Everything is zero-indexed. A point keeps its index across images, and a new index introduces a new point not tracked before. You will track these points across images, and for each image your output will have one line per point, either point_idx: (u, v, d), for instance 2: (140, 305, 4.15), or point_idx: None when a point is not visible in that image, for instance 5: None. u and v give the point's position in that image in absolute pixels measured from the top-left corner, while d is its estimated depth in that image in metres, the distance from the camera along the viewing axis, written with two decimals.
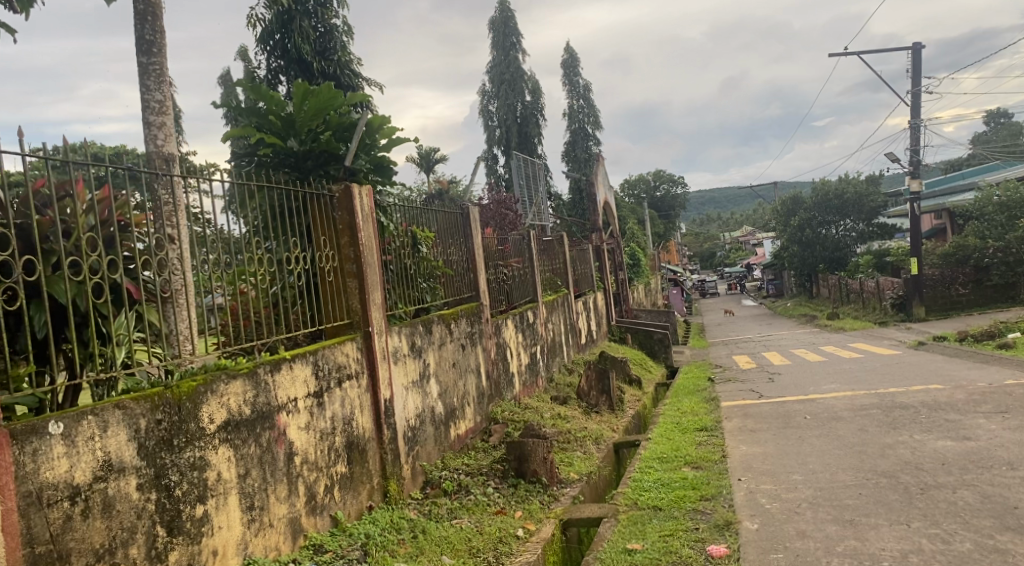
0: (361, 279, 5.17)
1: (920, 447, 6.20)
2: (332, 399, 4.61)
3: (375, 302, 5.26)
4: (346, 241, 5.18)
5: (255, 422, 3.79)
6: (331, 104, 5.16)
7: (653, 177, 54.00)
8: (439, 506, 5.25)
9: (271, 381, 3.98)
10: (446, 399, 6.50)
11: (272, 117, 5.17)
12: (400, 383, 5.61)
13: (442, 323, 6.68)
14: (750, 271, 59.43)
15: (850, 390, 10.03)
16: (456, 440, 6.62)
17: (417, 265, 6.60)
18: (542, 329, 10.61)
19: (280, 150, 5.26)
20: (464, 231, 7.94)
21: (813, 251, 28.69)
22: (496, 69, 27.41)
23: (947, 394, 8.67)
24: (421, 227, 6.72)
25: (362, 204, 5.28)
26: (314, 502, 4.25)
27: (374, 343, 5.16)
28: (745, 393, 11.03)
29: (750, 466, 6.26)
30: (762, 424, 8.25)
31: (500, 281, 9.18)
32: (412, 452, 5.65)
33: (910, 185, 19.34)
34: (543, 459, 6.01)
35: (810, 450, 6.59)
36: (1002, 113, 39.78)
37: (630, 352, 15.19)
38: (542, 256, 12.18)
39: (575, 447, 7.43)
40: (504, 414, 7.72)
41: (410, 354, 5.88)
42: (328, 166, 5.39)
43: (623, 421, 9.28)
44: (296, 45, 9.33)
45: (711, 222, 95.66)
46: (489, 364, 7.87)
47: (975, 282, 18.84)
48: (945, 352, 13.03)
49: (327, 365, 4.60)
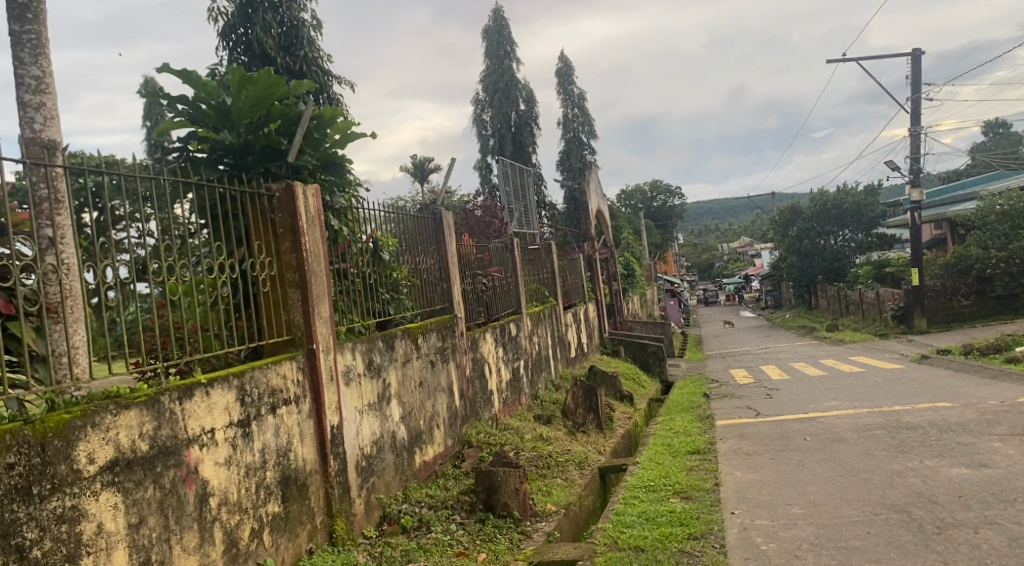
0: (304, 290, 4.60)
1: (932, 476, 5.60)
2: (265, 427, 4.04)
3: (321, 316, 4.67)
4: (288, 247, 4.61)
5: (154, 459, 3.22)
6: (273, 94, 4.62)
7: (649, 187, 53.56)
8: (393, 548, 4.64)
9: (182, 411, 3.42)
10: (410, 421, 5.89)
11: (205, 107, 4.64)
12: (353, 407, 5.02)
13: (407, 337, 6.09)
14: (748, 282, 58.87)
15: (853, 407, 9.44)
16: (422, 467, 6.01)
17: (379, 274, 6.00)
18: (526, 343, 10.01)
19: (216, 146, 4.72)
20: (436, 238, 7.34)
21: (811, 262, 28.15)
22: (490, 77, 26.92)
23: (956, 414, 8.08)
24: (385, 232, 6.12)
25: (307, 206, 4.71)
26: (235, 550, 3.66)
27: (319, 363, 4.57)
28: (742, 411, 10.42)
29: (745, 496, 5.67)
30: (759, 446, 7.65)
31: (478, 292, 8.58)
32: (367, 484, 5.06)
33: (911, 194, 18.80)
34: (515, 490, 5.42)
35: (812, 478, 5.99)
36: (1000, 122, 39.26)
37: (622, 366, 14.59)
38: (528, 266, 11.61)
39: (556, 473, 6.81)
40: (480, 437, 7.13)
41: (367, 374, 5.28)
42: (270, 162, 4.83)
43: (611, 442, 8.68)
44: (260, 40, 8.81)
45: (710, 234, 95.38)
46: (463, 382, 7.25)
47: (977, 293, 18.32)
48: (951, 367, 12.44)
49: (258, 390, 4.01)
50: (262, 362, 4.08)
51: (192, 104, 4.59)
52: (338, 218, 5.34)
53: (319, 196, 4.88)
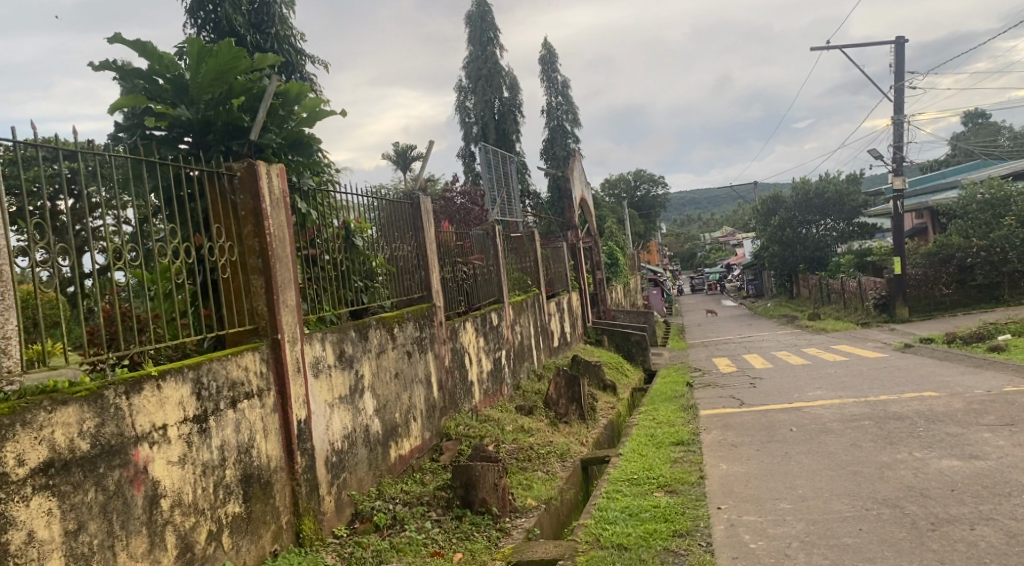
0: (268, 277, 4.31)
1: (923, 468, 5.45)
2: (225, 423, 3.78)
3: (286, 304, 4.39)
4: (251, 231, 4.32)
5: (94, 459, 2.97)
6: (235, 67, 4.33)
7: (633, 176, 53.46)
8: (364, 549, 4.40)
9: (129, 407, 3.16)
10: (384, 414, 5.64)
11: (161, 81, 4.33)
12: (322, 400, 4.75)
13: (382, 327, 5.82)
14: (730, 271, 59.02)
15: (838, 397, 9.30)
16: (397, 462, 5.77)
17: (352, 261, 5.72)
18: (508, 333, 9.76)
19: (175, 123, 4.39)
20: (414, 225, 7.05)
21: (794, 251, 28.13)
22: (473, 64, 26.54)
23: (943, 403, 7.96)
24: (358, 216, 5.84)
25: (270, 186, 4.42)
26: (190, 555, 3.41)
27: (285, 354, 4.30)
28: (726, 400, 10.27)
29: (732, 490, 5.48)
30: (744, 437, 7.48)
31: (458, 281, 8.31)
32: (338, 481, 4.81)
33: (894, 182, 18.74)
34: (494, 486, 5.20)
35: (800, 471, 5.82)
36: (980, 113, 39.47)
37: (605, 355, 14.40)
38: (510, 253, 11.35)
39: (536, 466, 6.59)
40: (458, 429, 6.90)
41: (338, 365, 5.02)
42: (231, 141, 4.51)
43: (594, 433, 8.48)
44: (229, 18, 8.47)
45: (692, 223, 95.59)
46: (441, 373, 7.01)
47: (958, 282, 18.33)
48: (934, 356, 12.38)
49: (216, 383, 3.74)
50: (222, 352, 3.82)
51: (145, 77, 4.27)
52: (306, 201, 5.06)
53: (285, 176, 4.59)
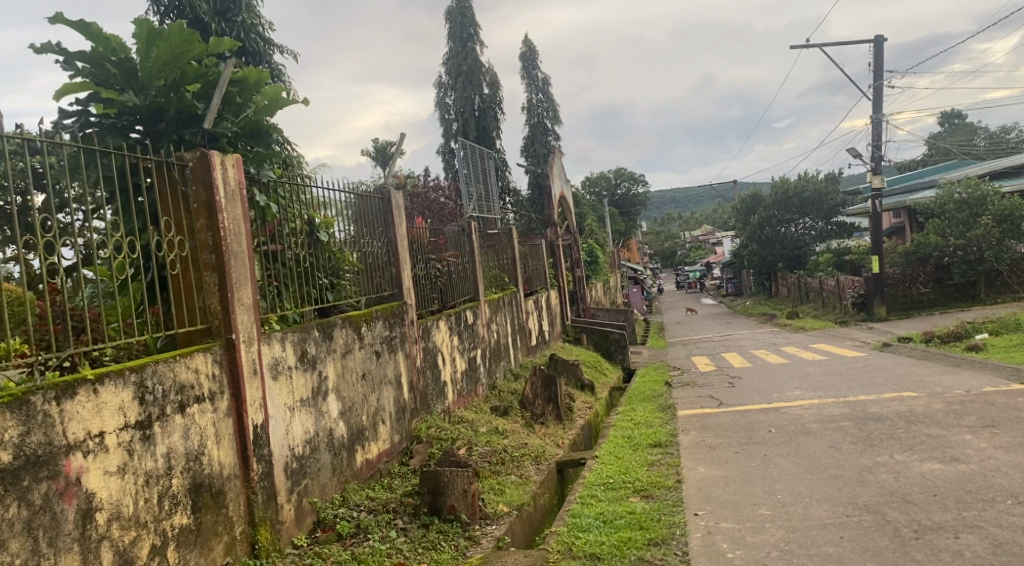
0: (222, 274, 4.05)
1: (904, 472, 5.34)
2: (172, 429, 3.51)
3: (241, 303, 4.14)
4: (203, 224, 4.05)
5: (17, 471, 2.71)
6: (188, 51, 4.06)
7: (613, 174, 53.40)
8: (324, 560, 4.17)
9: (60, 414, 2.90)
10: (349, 417, 5.40)
11: (108, 65, 4.02)
12: (281, 403, 4.51)
13: (349, 326, 5.58)
14: (709, 270, 59.21)
15: (817, 397, 9.19)
16: (364, 467, 5.54)
17: (316, 257, 5.48)
18: (483, 331, 9.55)
19: (125, 110, 4.09)
20: (384, 220, 6.81)
21: (773, 250, 28.18)
22: (452, 60, 26.26)
23: (923, 404, 7.88)
24: (324, 211, 5.61)
25: (225, 177, 4.16)
26: None
27: (240, 355, 4.05)
28: (704, 400, 10.14)
29: (709, 495, 5.32)
30: (723, 439, 7.33)
31: (431, 278, 8.09)
32: (298, 489, 4.58)
33: (872, 181, 18.74)
34: (463, 492, 4.99)
35: (779, 474, 5.67)
36: (956, 113, 39.84)
37: (583, 354, 14.23)
38: (486, 250, 11.13)
39: (510, 470, 6.40)
40: (430, 432, 6.68)
41: (299, 366, 4.77)
42: (184, 130, 4.21)
43: (570, 434, 8.30)
44: (192, 4, 8.19)
45: (672, 221, 95.92)
46: (412, 373, 6.77)
47: (936, 281, 18.39)
48: (913, 355, 12.34)
49: (162, 387, 3.48)
50: (171, 353, 3.57)
51: (90, 60, 3.94)
52: (266, 193, 4.81)
53: (241, 167, 4.34)
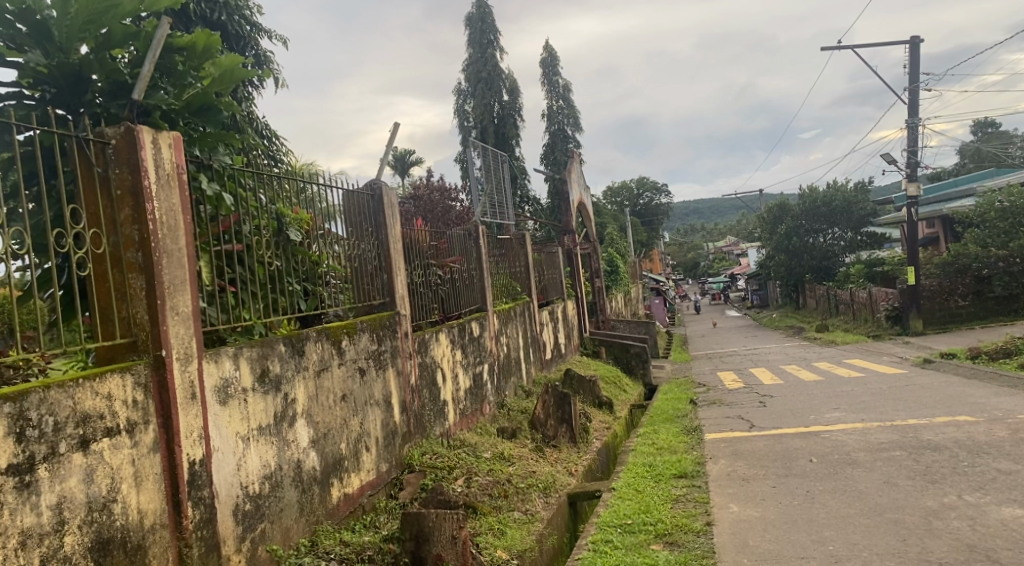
0: (151, 277, 3.31)
1: (981, 519, 4.44)
2: (67, 472, 2.79)
3: (176, 313, 3.40)
4: (128, 216, 3.31)
5: None
6: (113, 7, 3.37)
7: (635, 184, 52.60)
8: None
9: None
10: (324, 446, 4.64)
11: (14, 20, 3.32)
12: (231, 432, 3.75)
13: (326, 338, 4.83)
14: (734, 281, 57.89)
15: (860, 420, 8.26)
16: (341, 503, 4.77)
17: (288, 261, 4.72)
18: (491, 344, 8.75)
19: (42, 80, 3.40)
20: (375, 220, 6.04)
21: (801, 261, 27.13)
22: (472, 66, 25.55)
23: (984, 431, 6.94)
24: (297, 208, 4.86)
25: (158, 159, 3.43)
26: None
27: (172, 377, 3.30)
28: (734, 422, 9.23)
29: (746, 543, 4.49)
30: (758, 469, 6.47)
31: (431, 286, 7.35)
32: (253, 535, 3.82)
33: (908, 188, 17.71)
34: (451, 539, 4.19)
35: (827, 518, 4.81)
36: (989, 123, 38.71)
37: (601, 368, 13.38)
38: (496, 256, 10.33)
39: (513, 505, 5.60)
40: (423, 459, 5.89)
41: (257, 388, 4.01)
42: (115, 103, 3.53)
43: (586, 460, 7.47)
44: None
45: (696, 232, 94.77)
46: (405, 393, 6.00)
47: (975, 293, 17.32)
48: (960, 373, 11.37)
49: (51, 418, 2.75)
50: (72, 376, 2.85)
51: None
52: (219, 183, 4.06)
53: (180, 147, 3.61)
